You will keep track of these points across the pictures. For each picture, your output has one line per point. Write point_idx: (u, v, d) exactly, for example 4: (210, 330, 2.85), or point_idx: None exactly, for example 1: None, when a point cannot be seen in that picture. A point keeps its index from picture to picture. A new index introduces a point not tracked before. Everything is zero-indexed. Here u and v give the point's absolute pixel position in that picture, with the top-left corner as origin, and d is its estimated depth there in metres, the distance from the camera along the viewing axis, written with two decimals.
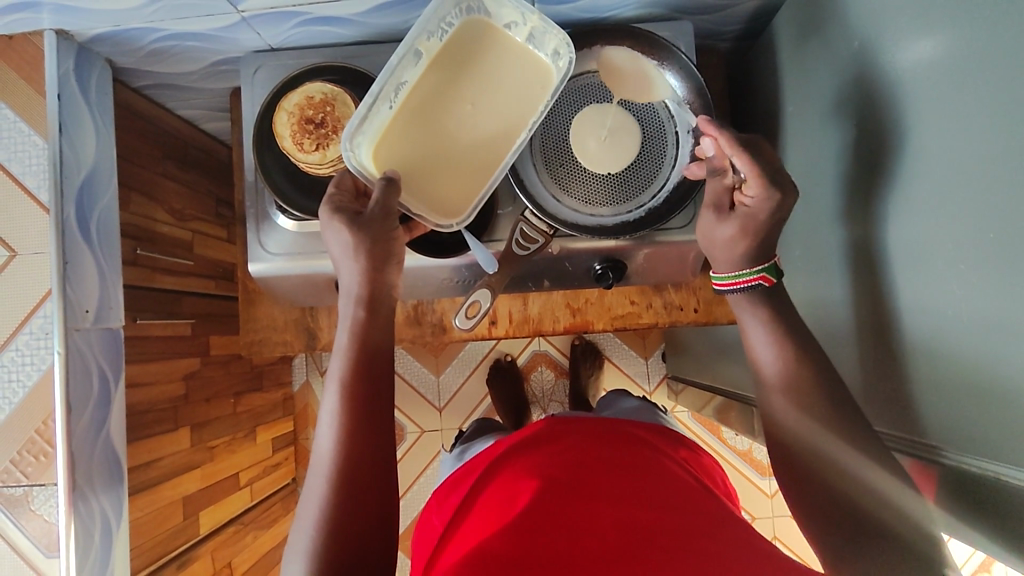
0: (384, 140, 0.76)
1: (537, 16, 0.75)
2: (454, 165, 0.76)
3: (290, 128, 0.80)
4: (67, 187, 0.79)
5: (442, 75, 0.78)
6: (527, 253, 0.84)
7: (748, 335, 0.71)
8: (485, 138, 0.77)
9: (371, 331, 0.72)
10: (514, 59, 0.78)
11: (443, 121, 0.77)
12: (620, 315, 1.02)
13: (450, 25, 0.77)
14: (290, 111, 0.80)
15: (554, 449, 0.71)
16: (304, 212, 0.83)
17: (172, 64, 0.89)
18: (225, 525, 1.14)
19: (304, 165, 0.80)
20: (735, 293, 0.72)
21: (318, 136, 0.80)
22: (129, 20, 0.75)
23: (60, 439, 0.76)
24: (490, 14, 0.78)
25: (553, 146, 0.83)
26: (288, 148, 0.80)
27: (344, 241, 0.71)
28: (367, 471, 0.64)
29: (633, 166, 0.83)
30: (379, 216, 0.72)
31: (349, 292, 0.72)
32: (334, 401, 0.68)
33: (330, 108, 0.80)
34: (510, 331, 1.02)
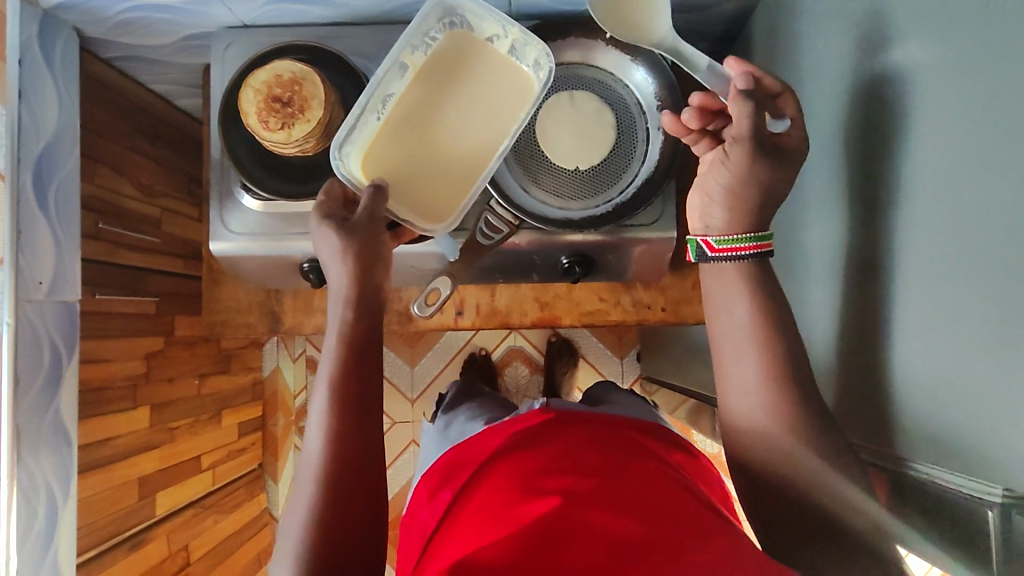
0: (372, 150, 0.76)
1: (517, 28, 0.75)
2: (441, 176, 0.76)
3: (256, 105, 0.78)
4: (24, 153, 0.78)
5: (427, 88, 0.77)
6: (491, 243, 0.83)
7: (722, 353, 0.68)
8: (471, 147, 0.76)
9: (362, 329, 0.71)
10: (499, 71, 0.77)
11: (429, 132, 0.76)
12: (588, 311, 1.01)
13: (433, 39, 0.77)
14: (257, 89, 0.78)
15: (542, 449, 0.72)
16: (266, 190, 0.82)
17: (142, 37, 0.87)
18: (183, 508, 1.12)
19: (269, 144, 0.79)
20: (742, 257, 0.66)
21: (284, 115, 0.78)
22: None
23: (4, 414, 0.73)
24: (472, 28, 0.78)
25: (526, 137, 0.83)
26: (253, 125, 0.78)
27: (332, 246, 0.71)
28: (357, 467, 0.64)
29: (604, 158, 0.82)
30: (366, 218, 0.71)
31: (337, 287, 0.72)
32: (324, 396, 0.67)
33: (298, 88, 0.78)
34: (478, 322, 1.01)
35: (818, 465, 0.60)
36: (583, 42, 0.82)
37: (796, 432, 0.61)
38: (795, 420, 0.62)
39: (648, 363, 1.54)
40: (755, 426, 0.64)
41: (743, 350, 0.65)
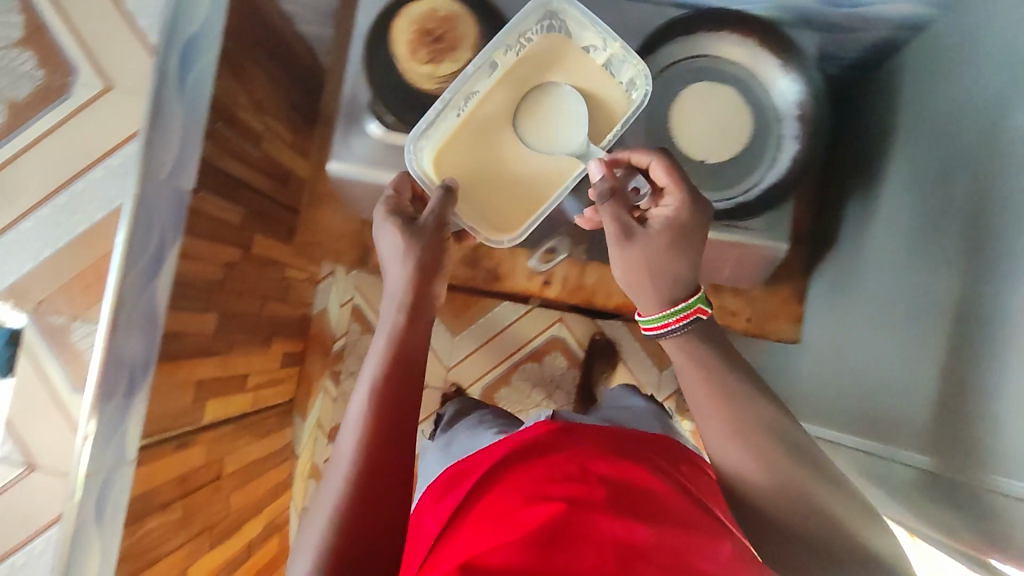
0: (448, 148, 0.79)
1: (619, 43, 0.77)
2: (510, 189, 0.79)
3: (408, 37, 0.81)
4: (174, 35, 0.79)
5: (508, 89, 0.79)
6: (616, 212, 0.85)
7: (701, 415, 0.68)
8: (542, 165, 0.79)
9: (412, 332, 0.68)
10: (585, 86, 0.79)
11: (507, 137, 0.79)
12: None
13: (529, 40, 0.78)
14: (411, 20, 0.81)
15: (558, 460, 0.70)
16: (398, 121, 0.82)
17: None
18: (224, 422, 1.12)
19: (413, 75, 0.82)
20: (675, 332, 0.69)
21: (433, 49, 0.81)
22: None
23: (109, 284, 0.75)
24: (570, 34, 0.79)
25: (658, 119, 0.81)
26: (402, 55, 0.81)
27: (394, 242, 0.72)
28: (392, 451, 0.62)
29: (732, 157, 0.80)
30: (433, 225, 0.73)
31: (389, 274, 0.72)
32: (368, 383, 0.65)
33: (450, 26, 0.81)
34: (562, 295, 1.01)
35: (808, 509, 0.61)
36: (734, 39, 0.82)
37: (777, 474, 0.62)
38: (770, 464, 0.63)
39: None
40: (737, 470, 0.64)
41: (711, 412, 0.66)
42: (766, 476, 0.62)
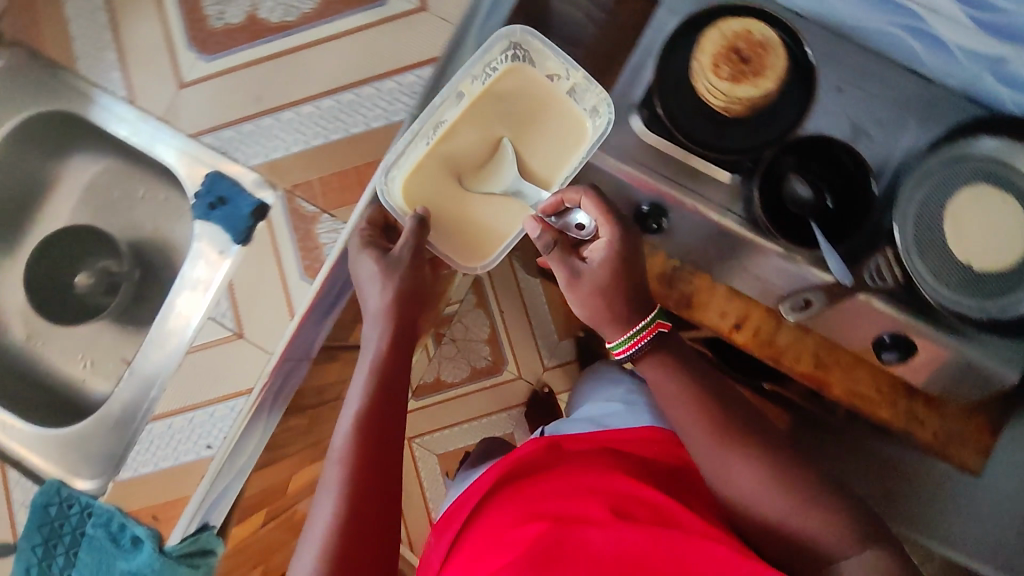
0: (413, 176, 0.91)
1: (581, 73, 0.87)
2: (467, 214, 0.92)
3: (716, 48, 0.76)
4: None
5: (490, 126, 0.91)
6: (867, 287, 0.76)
7: (694, 444, 0.75)
8: (492, 208, 0.92)
9: (388, 358, 0.82)
10: (556, 130, 0.91)
11: (473, 169, 0.92)
12: (859, 394, 0.91)
13: (494, 70, 0.89)
14: (724, 34, 0.77)
15: (551, 479, 0.79)
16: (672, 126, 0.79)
17: None
18: None
19: (705, 88, 0.78)
20: (636, 355, 0.77)
21: (736, 69, 0.76)
22: None
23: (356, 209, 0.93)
24: (534, 62, 0.89)
25: (929, 207, 0.73)
26: (702, 64, 0.77)
27: (370, 269, 0.86)
28: (368, 465, 0.73)
29: (1006, 268, 0.71)
30: (409, 255, 0.85)
31: (372, 313, 0.85)
32: (350, 420, 0.76)
33: (762, 52, 0.76)
34: (749, 344, 0.93)
35: (820, 513, 0.67)
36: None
37: (792, 501, 0.68)
38: (790, 490, 0.68)
39: None
40: (746, 488, 0.70)
41: (687, 429, 0.75)
42: (782, 497, 0.68)
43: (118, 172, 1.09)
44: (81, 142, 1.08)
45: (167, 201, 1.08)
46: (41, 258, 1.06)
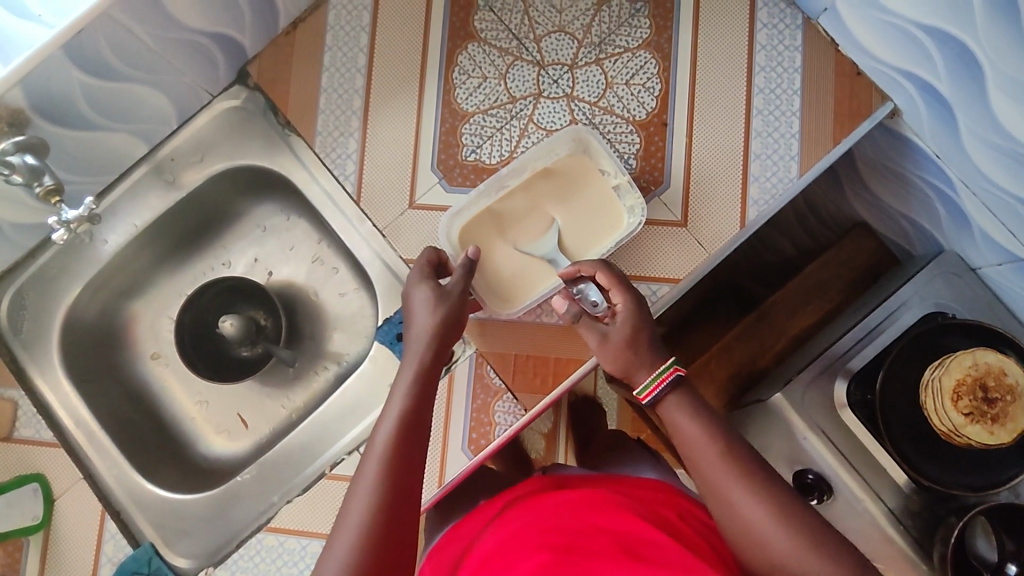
0: (467, 228, 0.72)
1: (625, 177, 0.70)
2: (503, 261, 0.72)
3: (964, 375, 0.72)
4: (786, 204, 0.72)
5: (539, 199, 0.72)
6: None
7: (696, 458, 0.56)
8: (526, 268, 0.72)
9: (455, 317, 0.62)
10: (600, 208, 0.72)
11: (520, 236, 0.72)
12: None
13: (557, 154, 0.72)
14: (977, 363, 0.72)
15: (568, 509, 0.62)
16: (880, 412, 0.77)
17: (899, 196, 0.84)
18: None
19: (934, 407, 0.74)
20: (659, 404, 0.59)
21: (977, 405, 0.72)
22: (982, 167, 0.70)
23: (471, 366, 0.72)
24: (593, 149, 0.71)
25: None
26: (938, 383, 0.73)
27: (423, 298, 0.62)
28: (416, 458, 0.54)
29: None
30: (460, 292, 0.64)
31: (419, 330, 0.61)
32: (402, 398, 0.57)
33: (1009, 398, 0.72)
34: None
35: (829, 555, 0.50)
36: None
37: (791, 525, 0.51)
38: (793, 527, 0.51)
39: None
40: (749, 526, 0.52)
41: (707, 470, 0.55)
42: (784, 531, 0.51)
43: (296, 228, 0.88)
44: (271, 194, 0.86)
45: (321, 264, 0.87)
46: (164, 262, 0.86)
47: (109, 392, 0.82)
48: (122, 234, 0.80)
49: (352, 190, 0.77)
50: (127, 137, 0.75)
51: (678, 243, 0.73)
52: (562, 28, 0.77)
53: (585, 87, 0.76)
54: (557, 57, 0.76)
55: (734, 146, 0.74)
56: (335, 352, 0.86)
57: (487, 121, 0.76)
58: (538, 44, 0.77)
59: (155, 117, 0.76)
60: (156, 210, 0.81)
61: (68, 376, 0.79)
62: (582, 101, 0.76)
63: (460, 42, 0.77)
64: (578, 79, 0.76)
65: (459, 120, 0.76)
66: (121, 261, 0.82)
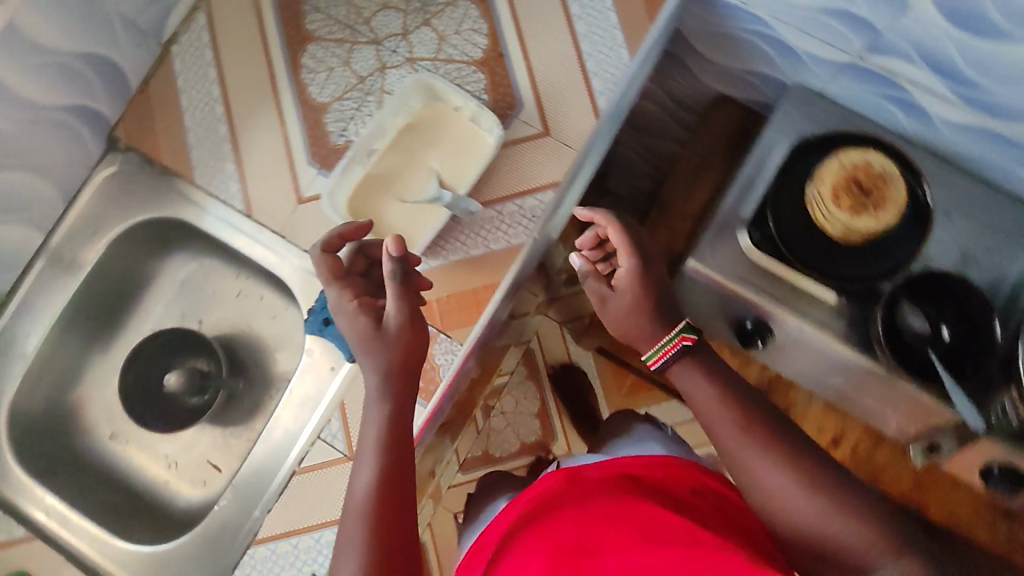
0: (353, 197, 0.76)
1: (474, 103, 0.76)
2: (392, 214, 0.76)
3: (835, 178, 0.78)
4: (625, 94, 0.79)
5: (407, 149, 0.77)
6: (989, 428, 0.74)
7: (710, 420, 0.55)
8: (414, 212, 0.76)
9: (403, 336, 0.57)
10: (463, 138, 0.77)
11: (401, 188, 0.76)
12: (965, 517, 0.87)
13: (411, 106, 0.77)
14: (843, 164, 0.79)
15: (576, 497, 0.54)
16: (784, 245, 0.82)
17: (728, 54, 0.91)
18: None
19: (824, 216, 0.79)
20: (671, 363, 0.58)
21: (857, 201, 0.77)
22: (781, 7, 0.77)
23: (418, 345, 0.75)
24: (441, 92, 0.77)
25: None
26: (820, 194, 0.78)
27: (363, 340, 0.57)
28: (401, 521, 0.50)
29: None
30: (402, 321, 0.57)
31: (372, 371, 0.56)
32: (373, 443, 0.53)
33: (883, 184, 0.77)
34: (846, 459, 0.93)
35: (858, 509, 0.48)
36: None
37: (825, 494, 0.49)
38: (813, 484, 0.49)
39: None
40: (772, 489, 0.50)
41: (733, 436, 0.53)
42: (810, 496, 0.49)
43: (211, 270, 0.91)
44: (177, 244, 0.90)
45: (245, 295, 0.90)
46: (93, 344, 0.88)
47: (76, 477, 0.84)
48: (42, 324, 0.82)
49: (243, 207, 0.81)
50: (20, 229, 0.79)
51: (552, 154, 0.79)
52: (387, 5, 0.84)
53: (422, 47, 0.83)
54: (389, 30, 0.83)
55: (568, 52, 0.81)
56: (284, 371, 0.88)
57: (345, 105, 0.81)
58: (370, 25, 0.84)
59: (39, 204, 0.79)
60: (70, 292, 0.83)
61: (27, 472, 0.80)
62: (424, 60, 0.83)
63: (300, 46, 0.84)
64: (414, 43, 0.83)
65: (318, 113, 0.82)
66: (49, 352, 0.84)
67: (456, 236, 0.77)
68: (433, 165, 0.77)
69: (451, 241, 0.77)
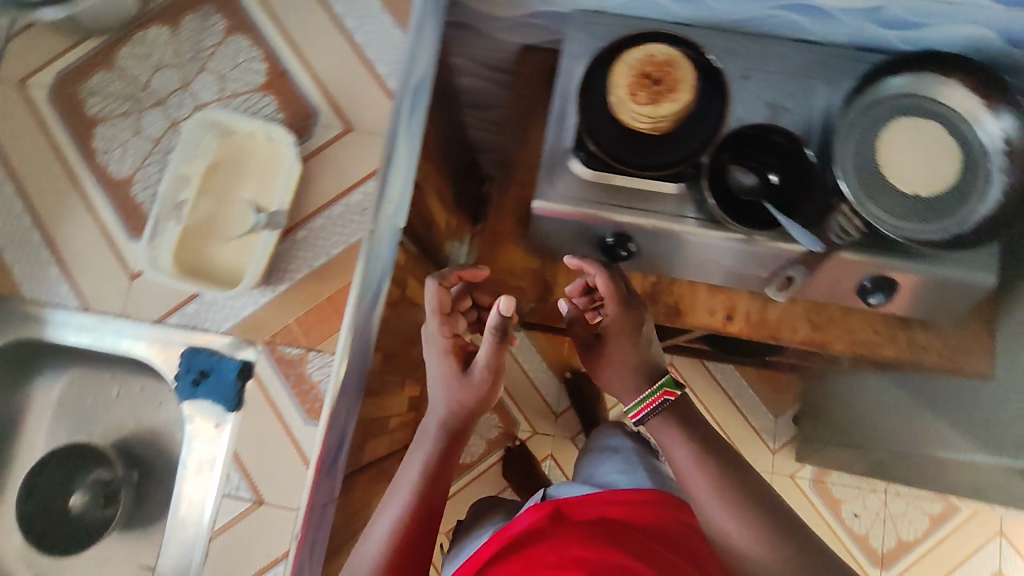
0: (178, 249, 0.81)
1: (259, 123, 0.82)
2: (221, 252, 0.82)
3: (627, 79, 0.82)
4: (410, 78, 0.82)
5: (216, 189, 0.83)
6: (839, 243, 0.81)
7: (689, 481, 0.77)
8: (240, 243, 0.82)
9: (455, 408, 0.84)
10: (264, 161, 0.83)
11: (222, 225, 0.82)
12: (862, 341, 0.94)
13: (204, 147, 0.82)
14: (630, 65, 0.83)
15: (570, 529, 0.75)
16: (612, 157, 0.85)
17: (501, 6, 0.94)
18: (371, 466, 1.11)
19: (631, 116, 0.82)
20: (650, 417, 0.84)
21: (653, 92, 0.81)
22: None
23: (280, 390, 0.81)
24: (227, 125, 0.82)
25: (869, 170, 0.82)
26: (621, 97, 0.82)
27: (448, 376, 0.86)
28: (417, 547, 0.77)
29: (939, 194, 0.82)
30: (484, 373, 0.83)
31: (437, 410, 0.85)
32: (415, 469, 0.82)
33: (671, 69, 0.82)
34: (746, 330, 0.96)
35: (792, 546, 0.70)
36: (954, 84, 0.83)
37: (737, 516, 0.72)
38: (755, 526, 0.71)
39: (812, 427, 1.46)
40: (719, 527, 0.73)
41: (696, 486, 0.76)
42: (733, 518, 0.72)
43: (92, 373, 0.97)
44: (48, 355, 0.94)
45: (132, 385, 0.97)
46: None
47: None
48: None
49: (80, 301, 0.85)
50: None
51: (355, 149, 0.84)
52: (160, 64, 0.87)
53: (205, 92, 0.86)
54: (169, 88, 0.86)
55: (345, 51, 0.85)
56: None
57: (149, 170, 0.86)
58: (149, 88, 0.86)
59: None
60: None
61: None
62: (212, 103, 0.86)
63: (90, 130, 0.87)
64: (195, 90, 0.86)
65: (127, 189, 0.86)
66: None
67: (287, 252, 0.83)
68: (245, 194, 0.83)
69: (284, 257, 0.83)
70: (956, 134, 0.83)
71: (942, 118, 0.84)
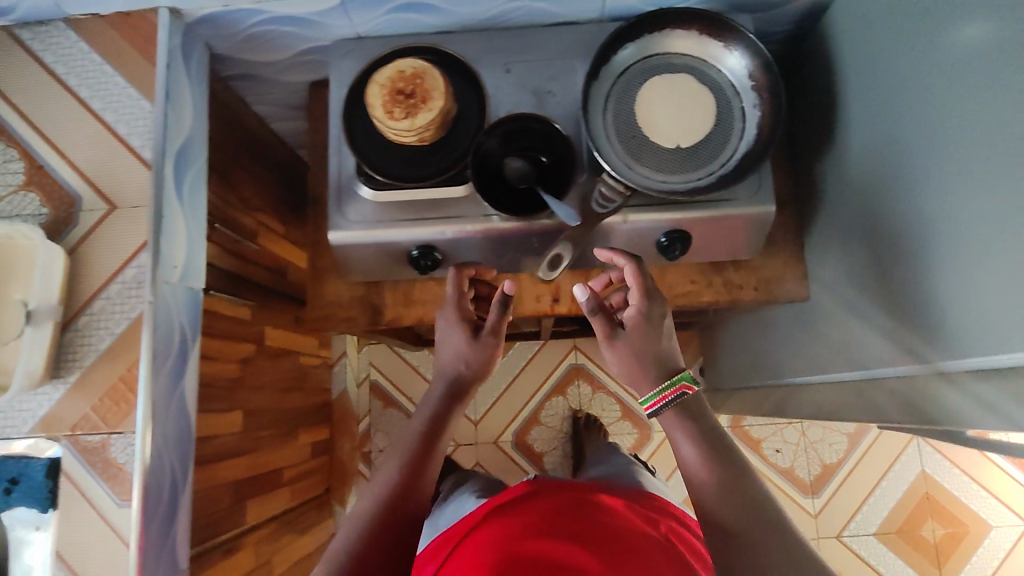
0: None
1: None
2: None
3: (382, 98, 0.81)
4: (168, 146, 0.82)
5: None
6: (607, 211, 0.82)
7: (687, 465, 0.71)
8: None
9: (472, 362, 0.83)
10: None
11: None
12: (681, 292, 0.97)
13: None
14: (382, 84, 0.81)
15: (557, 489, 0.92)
16: (391, 177, 0.86)
17: (264, 52, 0.95)
18: (266, 521, 1.12)
19: (392, 133, 0.81)
20: (665, 411, 0.74)
21: (407, 106, 0.81)
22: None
23: (140, 390, 0.76)
24: None
25: (629, 134, 0.84)
26: (379, 117, 0.81)
27: (456, 341, 0.84)
28: (404, 516, 0.71)
29: (702, 139, 0.84)
30: (491, 335, 0.83)
31: (442, 366, 0.84)
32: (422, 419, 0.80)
33: (420, 81, 0.81)
34: (572, 308, 0.99)
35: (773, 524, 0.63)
36: (681, 33, 0.85)
37: (727, 487, 0.66)
38: (735, 494, 0.65)
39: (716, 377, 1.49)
40: (706, 496, 0.67)
41: (702, 483, 0.68)
42: (719, 490, 0.66)
43: None
44: None
45: None
46: None
47: None
48: None
49: None
50: None
51: None
52: None
53: None
54: None
55: None
56: None
57: None
58: None
59: None
60: None
61: None
62: None
63: None
64: None
65: None
66: None
67: None
68: None
69: None
70: (704, 78, 0.85)
71: (687, 67, 0.86)
